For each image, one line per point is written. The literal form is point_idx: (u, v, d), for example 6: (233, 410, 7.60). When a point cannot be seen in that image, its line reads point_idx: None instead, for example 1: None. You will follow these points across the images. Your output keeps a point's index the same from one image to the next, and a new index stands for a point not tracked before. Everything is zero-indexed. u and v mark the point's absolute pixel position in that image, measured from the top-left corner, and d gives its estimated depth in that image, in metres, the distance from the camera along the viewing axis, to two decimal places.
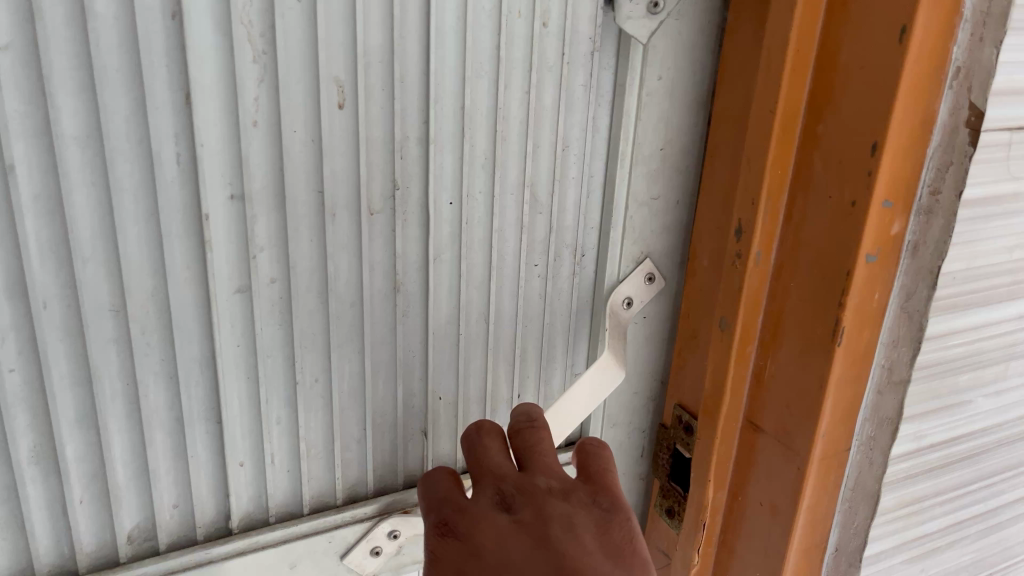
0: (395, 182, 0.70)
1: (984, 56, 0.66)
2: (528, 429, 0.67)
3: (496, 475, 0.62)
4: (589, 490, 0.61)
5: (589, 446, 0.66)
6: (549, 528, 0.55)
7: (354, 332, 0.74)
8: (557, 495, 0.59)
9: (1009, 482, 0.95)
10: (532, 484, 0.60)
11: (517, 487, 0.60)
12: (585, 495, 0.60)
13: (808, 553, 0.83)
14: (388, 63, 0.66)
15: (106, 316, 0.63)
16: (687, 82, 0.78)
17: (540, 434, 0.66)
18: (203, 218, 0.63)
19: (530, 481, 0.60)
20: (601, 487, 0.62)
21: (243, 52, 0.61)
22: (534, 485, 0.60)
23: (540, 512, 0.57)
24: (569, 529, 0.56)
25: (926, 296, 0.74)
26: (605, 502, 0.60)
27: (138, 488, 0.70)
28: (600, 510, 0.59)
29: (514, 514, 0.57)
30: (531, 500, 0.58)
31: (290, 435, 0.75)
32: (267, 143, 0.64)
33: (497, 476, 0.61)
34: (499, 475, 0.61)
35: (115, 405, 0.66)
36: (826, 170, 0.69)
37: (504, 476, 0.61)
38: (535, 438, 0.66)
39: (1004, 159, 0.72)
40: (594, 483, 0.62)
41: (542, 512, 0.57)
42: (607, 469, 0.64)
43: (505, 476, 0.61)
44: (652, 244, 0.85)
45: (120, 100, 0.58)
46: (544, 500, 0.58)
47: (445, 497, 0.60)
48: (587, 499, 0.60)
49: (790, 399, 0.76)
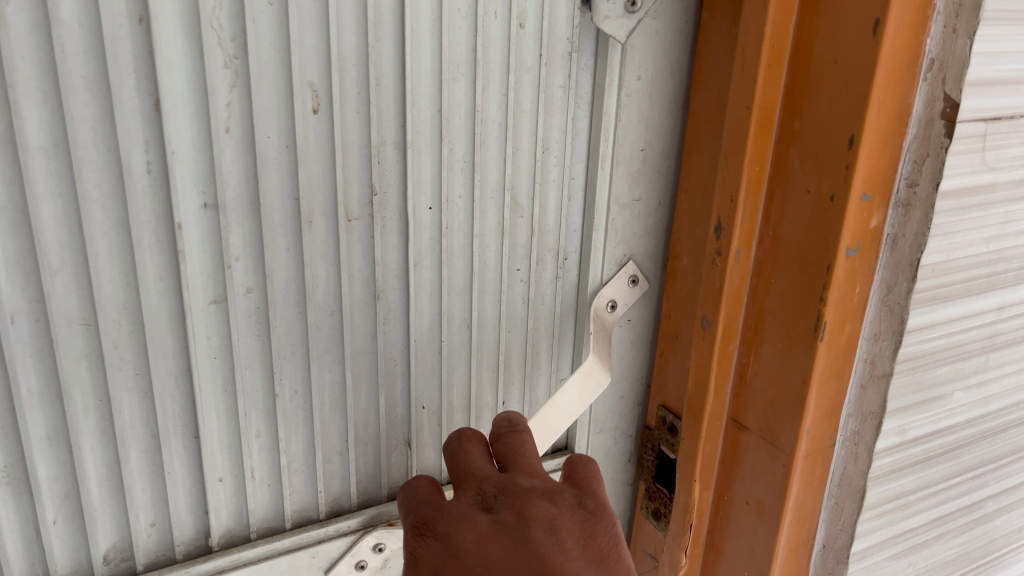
0: (372, 189, 0.69)
1: (957, 47, 0.66)
2: (510, 434, 0.66)
3: (478, 477, 0.61)
4: (574, 492, 0.60)
5: (576, 457, 0.65)
6: (531, 530, 0.54)
7: (334, 342, 0.72)
8: (540, 495, 0.58)
9: (993, 474, 0.96)
10: (515, 484, 0.59)
11: (499, 488, 0.59)
12: (571, 497, 0.59)
13: (795, 551, 0.83)
14: (363, 68, 0.65)
15: (77, 331, 0.61)
16: (664, 82, 0.78)
17: (523, 438, 0.65)
18: (176, 227, 0.62)
19: (513, 482, 0.59)
20: (586, 490, 0.61)
21: (214, 57, 0.60)
22: (516, 485, 0.59)
23: (522, 513, 0.56)
24: (552, 532, 0.55)
25: (906, 289, 0.74)
26: (590, 504, 0.60)
27: (113, 508, 0.68)
28: (585, 513, 0.58)
29: (495, 515, 0.56)
30: (513, 501, 0.57)
31: (270, 449, 0.73)
32: (240, 149, 0.63)
33: (479, 478, 0.60)
34: (480, 477, 0.60)
35: (88, 423, 0.64)
36: (804, 165, 0.69)
37: (485, 478, 0.60)
38: (518, 442, 0.65)
39: (981, 150, 0.73)
40: (579, 488, 0.61)
41: (523, 513, 0.56)
42: (594, 475, 0.63)
43: (486, 478, 0.60)
44: (634, 246, 0.85)
45: (86, 108, 0.57)
46: (527, 500, 0.57)
47: (426, 497, 0.59)
48: (571, 501, 0.59)
49: (774, 396, 0.76)
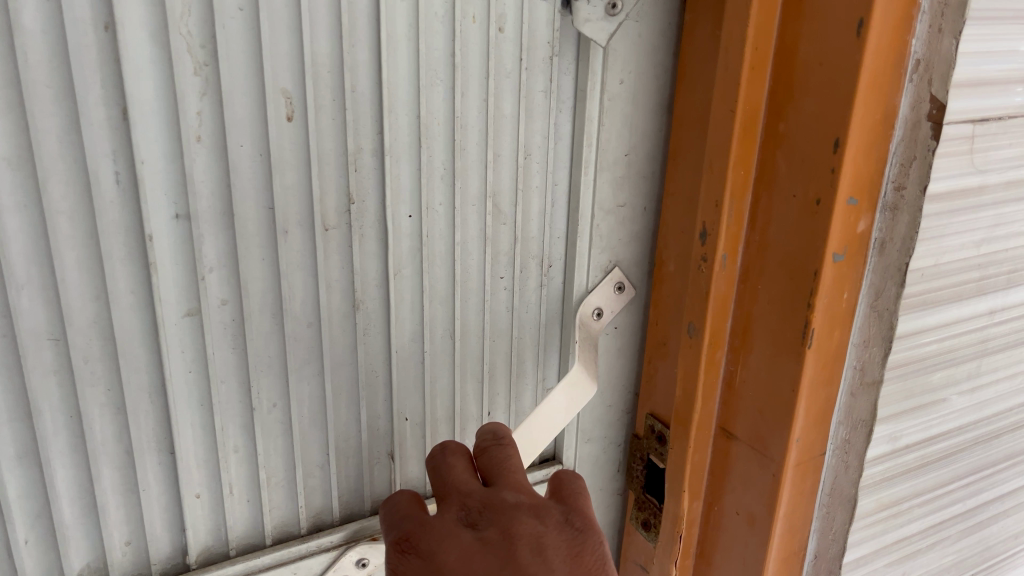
0: (350, 197, 0.68)
1: (943, 47, 0.65)
2: (496, 447, 0.64)
3: (463, 491, 0.59)
4: (561, 509, 0.59)
5: (562, 473, 0.64)
6: (517, 549, 0.53)
7: (313, 354, 0.71)
8: (527, 510, 0.57)
9: (987, 481, 0.94)
10: (500, 499, 0.57)
11: (484, 503, 0.57)
12: (557, 515, 0.58)
13: (786, 561, 0.82)
14: (338, 73, 0.64)
15: (45, 347, 0.60)
16: (648, 85, 0.77)
17: (508, 451, 0.64)
18: (146, 239, 0.61)
19: (498, 496, 0.58)
20: (573, 507, 0.60)
21: (183, 65, 0.58)
22: (502, 500, 0.57)
23: (508, 530, 0.54)
24: (538, 551, 0.54)
25: (895, 294, 0.73)
26: (577, 522, 0.59)
27: (87, 527, 0.66)
28: (572, 531, 0.57)
29: (479, 531, 0.55)
30: (498, 517, 0.56)
31: (248, 464, 0.72)
32: (212, 159, 0.62)
33: (463, 492, 0.59)
34: (465, 492, 0.59)
35: (58, 441, 0.62)
36: (790, 170, 0.68)
37: (470, 492, 0.59)
38: (504, 456, 0.63)
39: (969, 152, 0.71)
40: (565, 504, 0.60)
41: (509, 531, 0.54)
42: (580, 492, 0.62)
43: (471, 493, 0.59)
44: (620, 252, 0.83)
45: (52, 118, 0.55)
46: (513, 516, 0.56)
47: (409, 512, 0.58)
48: (558, 518, 0.58)
49: (763, 404, 0.74)
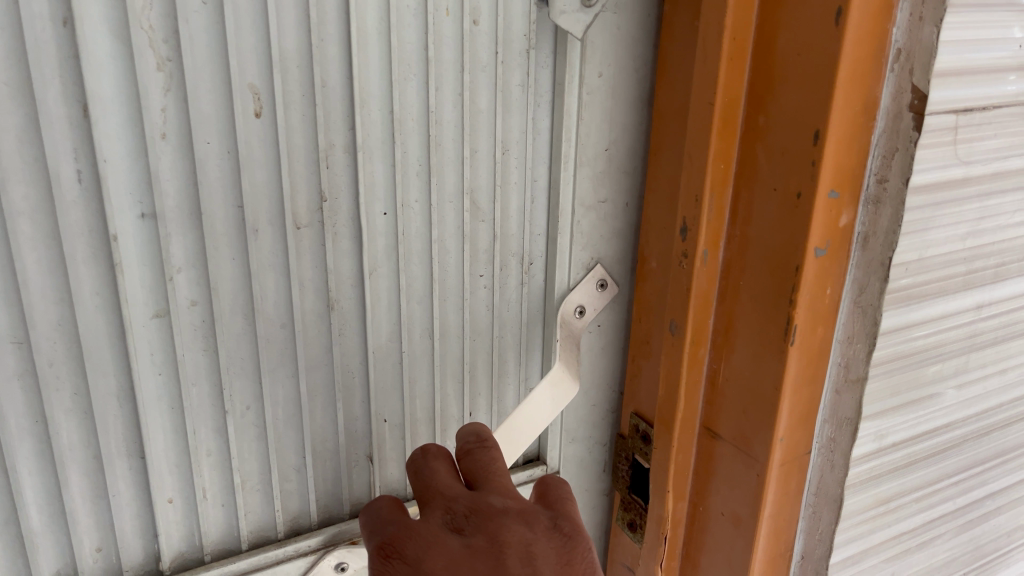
0: (321, 195, 0.66)
1: (924, 35, 0.63)
2: (480, 450, 0.62)
3: (448, 495, 0.57)
4: (549, 514, 0.58)
5: (547, 479, 0.63)
6: (507, 558, 0.52)
7: (287, 355, 0.70)
8: (516, 516, 0.56)
9: (978, 479, 0.93)
10: (487, 504, 0.56)
11: (470, 508, 0.56)
12: (546, 520, 0.58)
13: (773, 562, 0.80)
14: (307, 68, 0.63)
15: (7, 350, 0.58)
16: (627, 79, 0.76)
17: (493, 455, 0.62)
18: (111, 239, 0.59)
19: (485, 502, 0.56)
20: (561, 513, 0.59)
21: (146, 60, 0.57)
22: (489, 505, 0.56)
23: (496, 538, 0.53)
24: (527, 560, 0.53)
25: (879, 290, 0.71)
26: (566, 527, 0.58)
27: (56, 534, 0.65)
28: (561, 537, 0.57)
29: (466, 538, 0.53)
30: (485, 523, 0.54)
31: (222, 467, 0.70)
32: (178, 158, 0.60)
33: (448, 496, 0.57)
34: (449, 496, 0.57)
35: (24, 447, 0.61)
36: (770, 163, 0.66)
37: (455, 497, 0.57)
38: (488, 459, 0.62)
39: (953, 142, 0.69)
40: (553, 510, 0.59)
41: (497, 538, 0.53)
42: (567, 497, 0.61)
43: (456, 497, 0.57)
44: (602, 249, 0.82)
45: (9, 116, 0.54)
46: (502, 523, 0.55)
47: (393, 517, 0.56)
48: (547, 524, 0.57)
49: (746, 402, 0.73)
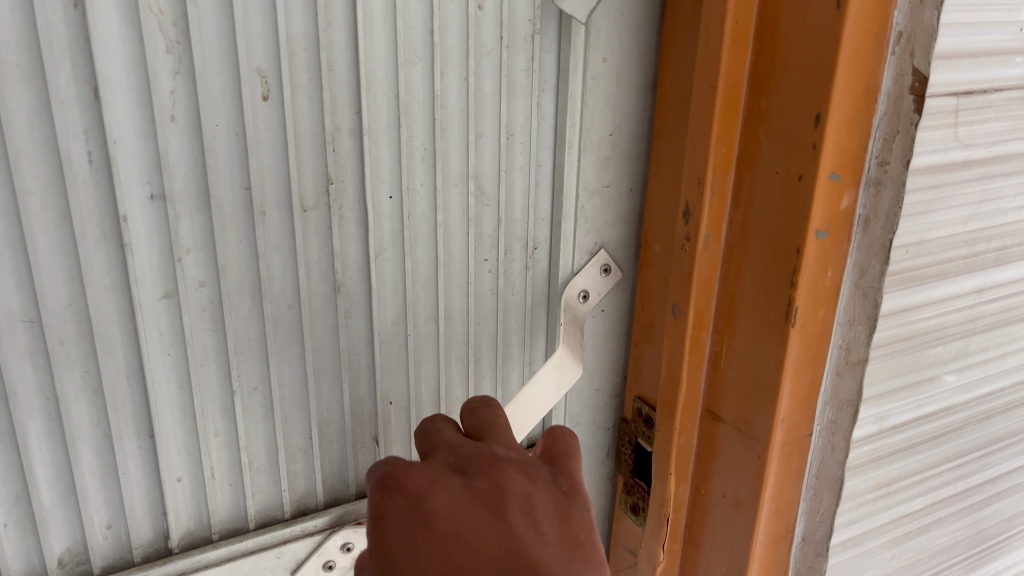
0: (328, 177, 0.67)
1: (925, 18, 0.64)
2: (484, 408, 0.61)
3: (452, 444, 0.55)
4: (549, 470, 0.55)
5: (556, 430, 0.59)
6: (508, 504, 0.49)
7: (294, 337, 0.70)
8: (517, 466, 0.53)
9: (979, 463, 0.93)
10: (490, 452, 0.53)
11: (473, 454, 0.53)
12: (547, 475, 0.54)
13: (774, 545, 0.81)
14: (314, 52, 0.63)
15: (19, 328, 0.59)
16: (632, 64, 0.76)
17: (497, 414, 0.60)
18: (121, 220, 0.60)
19: (489, 450, 0.54)
20: (563, 470, 0.55)
21: (155, 43, 0.58)
22: (492, 454, 0.53)
23: (497, 483, 0.51)
24: (527, 510, 0.50)
25: (879, 272, 0.72)
26: (566, 485, 0.54)
27: (66, 511, 0.66)
28: (561, 494, 0.53)
29: (468, 480, 0.51)
30: (488, 468, 0.52)
31: (229, 447, 0.71)
32: (186, 140, 0.61)
33: (452, 444, 0.55)
34: (453, 444, 0.55)
35: (35, 424, 0.62)
36: (773, 147, 0.67)
37: (459, 445, 0.55)
38: (493, 417, 0.60)
39: (954, 125, 0.70)
40: (555, 466, 0.56)
41: (499, 484, 0.51)
42: (572, 453, 0.57)
43: (460, 445, 0.55)
44: (606, 233, 0.82)
45: (21, 98, 0.55)
46: (503, 470, 0.52)
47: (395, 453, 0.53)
48: (547, 479, 0.54)
49: (747, 384, 0.74)
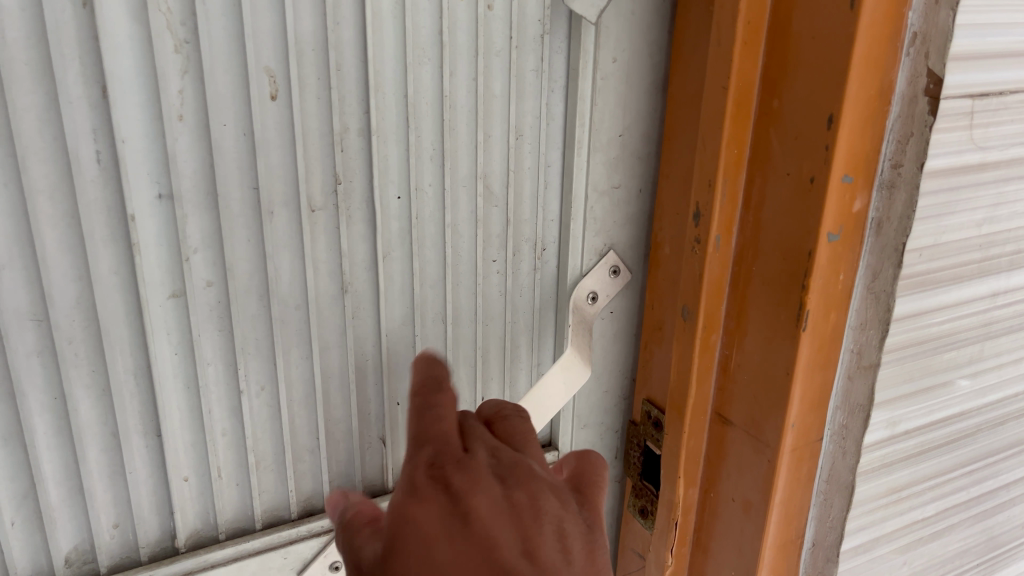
0: (336, 177, 0.67)
1: (940, 19, 0.63)
2: (516, 417, 0.58)
3: (491, 442, 0.53)
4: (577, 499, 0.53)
5: (588, 456, 0.57)
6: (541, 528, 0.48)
7: (301, 337, 0.70)
8: (553, 489, 0.51)
9: (992, 469, 0.92)
10: (529, 467, 0.52)
11: (513, 463, 0.51)
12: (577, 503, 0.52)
13: (783, 549, 0.80)
14: (322, 52, 0.63)
15: (28, 327, 0.59)
16: (642, 64, 0.76)
17: (528, 425, 0.57)
18: (129, 219, 0.60)
19: (528, 464, 0.52)
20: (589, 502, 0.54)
21: (163, 42, 0.57)
22: (531, 469, 0.51)
23: (534, 503, 0.49)
24: (559, 536, 0.48)
25: (892, 276, 0.71)
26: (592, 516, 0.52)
27: (73, 510, 0.66)
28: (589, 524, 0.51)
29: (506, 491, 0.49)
30: (527, 484, 0.50)
31: (237, 447, 0.71)
32: (194, 139, 0.61)
33: (491, 444, 0.53)
34: (492, 444, 0.53)
35: (43, 423, 0.62)
36: (784, 148, 0.66)
37: (498, 447, 0.53)
38: (525, 427, 0.57)
39: (969, 127, 0.69)
40: (579, 496, 0.54)
41: (535, 504, 0.49)
42: (599, 486, 0.55)
43: (499, 447, 0.53)
44: (615, 235, 0.82)
45: (30, 97, 0.54)
46: (541, 490, 0.50)
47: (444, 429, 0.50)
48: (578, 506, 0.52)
49: (757, 387, 0.73)
